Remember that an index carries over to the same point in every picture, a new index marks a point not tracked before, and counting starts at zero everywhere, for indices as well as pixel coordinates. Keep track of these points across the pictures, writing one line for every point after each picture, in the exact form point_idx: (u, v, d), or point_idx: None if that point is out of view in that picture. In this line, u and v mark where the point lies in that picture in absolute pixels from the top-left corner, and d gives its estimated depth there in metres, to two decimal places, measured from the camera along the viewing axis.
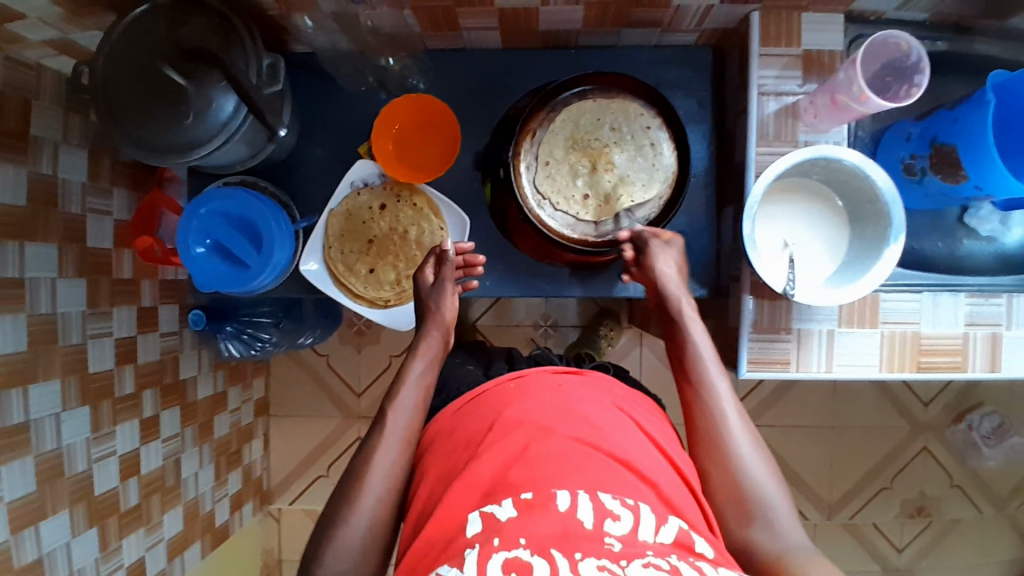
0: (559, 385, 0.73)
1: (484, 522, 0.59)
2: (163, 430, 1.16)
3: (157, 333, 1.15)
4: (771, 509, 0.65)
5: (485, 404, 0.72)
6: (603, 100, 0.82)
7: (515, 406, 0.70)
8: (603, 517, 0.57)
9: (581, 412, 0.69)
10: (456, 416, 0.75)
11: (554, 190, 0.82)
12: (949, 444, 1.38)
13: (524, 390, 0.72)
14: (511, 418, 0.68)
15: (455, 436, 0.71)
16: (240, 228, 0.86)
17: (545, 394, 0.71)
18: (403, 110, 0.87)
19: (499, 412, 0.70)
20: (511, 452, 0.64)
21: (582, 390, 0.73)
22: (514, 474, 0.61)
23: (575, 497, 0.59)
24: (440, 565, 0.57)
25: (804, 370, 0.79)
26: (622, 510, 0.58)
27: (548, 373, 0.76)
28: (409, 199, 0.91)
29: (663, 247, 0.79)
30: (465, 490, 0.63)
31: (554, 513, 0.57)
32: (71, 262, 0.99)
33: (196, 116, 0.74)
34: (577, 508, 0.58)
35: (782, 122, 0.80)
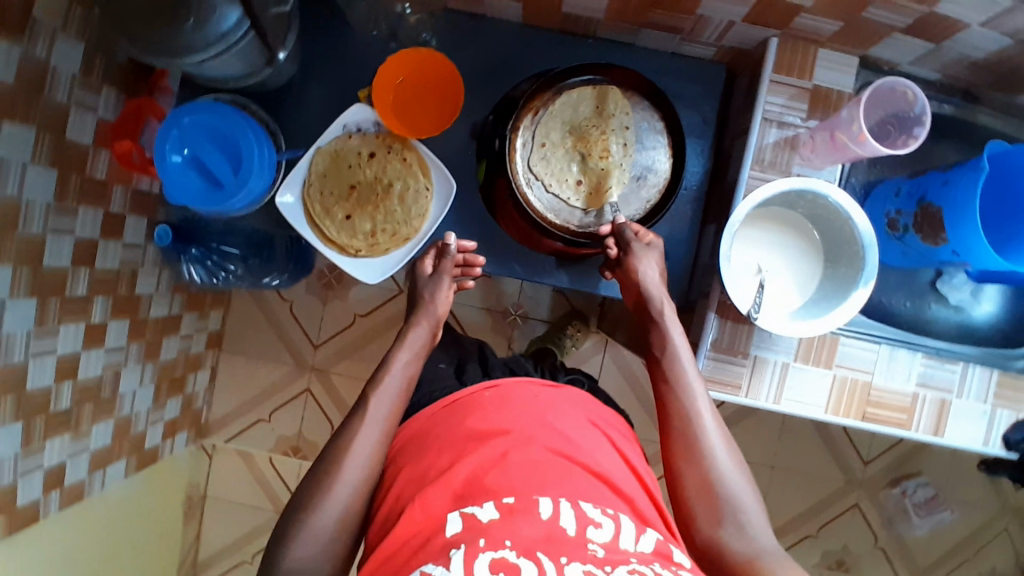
0: (536, 395, 0.76)
1: (466, 522, 0.60)
2: (108, 340, 1.13)
3: (120, 243, 1.13)
4: (743, 510, 0.66)
5: (461, 411, 0.74)
6: (604, 89, 0.81)
7: (495, 412, 0.73)
8: (585, 525, 0.60)
9: (558, 429, 0.71)
10: (432, 421, 0.76)
11: (544, 171, 0.81)
12: (881, 505, 1.39)
13: (501, 397, 0.75)
14: (490, 424, 0.71)
15: (430, 438, 0.73)
16: (221, 146, 0.84)
17: (524, 402, 0.74)
18: (407, 62, 0.85)
19: (477, 414, 0.73)
20: (490, 458, 0.66)
21: (560, 404, 0.76)
22: (493, 479, 0.63)
23: (557, 505, 0.61)
24: (423, 563, 0.57)
25: (752, 398, 0.80)
26: (602, 519, 0.61)
27: (525, 384, 0.78)
28: (399, 152, 0.89)
29: (647, 253, 0.79)
30: (442, 490, 0.64)
31: (537, 518, 0.59)
32: (46, 150, 0.96)
33: (196, 23, 0.72)
34: (559, 515, 0.60)
35: (780, 151, 0.81)
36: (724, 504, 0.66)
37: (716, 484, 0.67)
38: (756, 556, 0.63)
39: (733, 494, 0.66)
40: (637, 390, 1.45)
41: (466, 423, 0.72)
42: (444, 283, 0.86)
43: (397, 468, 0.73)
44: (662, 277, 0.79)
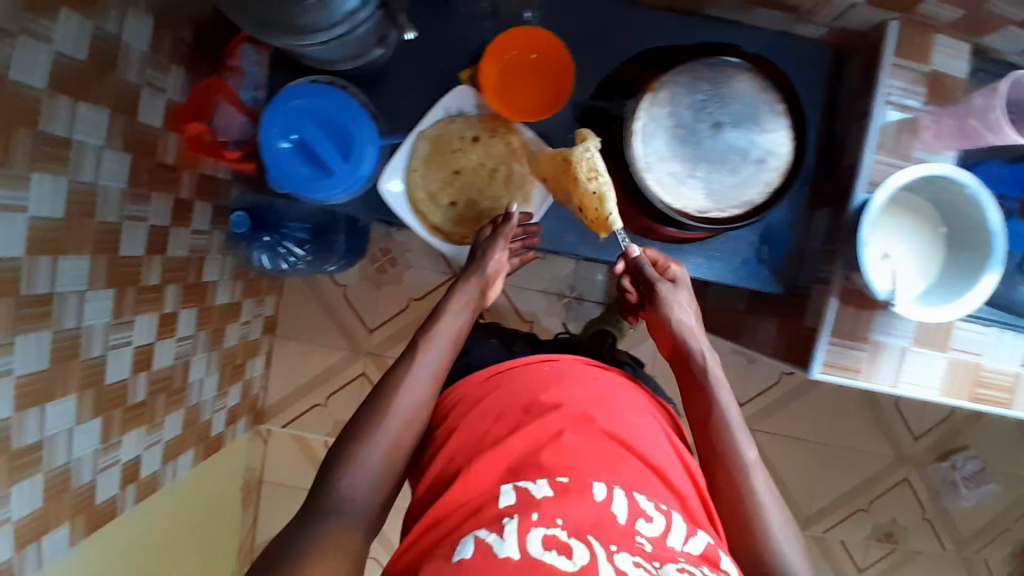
0: (595, 376, 0.79)
1: (519, 496, 0.64)
2: (180, 329, 1.11)
3: (188, 230, 1.09)
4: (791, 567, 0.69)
5: (521, 382, 0.78)
6: (725, 71, 0.79)
7: (555, 387, 0.76)
8: (636, 516, 0.62)
9: (613, 409, 0.74)
10: (486, 386, 0.80)
11: (661, 157, 0.79)
12: (929, 480, 1.43)
13: (561, 374, 0.78)
14: (554, 399, 0.73)
15: (488, 403, 0.76)
16: (326, 131, 0.81)
17: (584, 382, 0.77)
18: (525, 40, 0.82)
19: (541, 387, 0.76)
20: (547, 434, 0.69)
21: (620, 392, 0.79)
22: (549, 457, 0.67)
23: (611, 490, 0.64)
24: (476, 529, 0.61)
25: (870, 380, 0.81)
26: (654, 513, 0.63)
27: (583, 363, 0.81)
28: (503, 135, 0.87)
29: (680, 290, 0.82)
30: (496, 461, 0.68)
31: (592, 501, 0.62)
32: (120, 134, 0.92)
33: (320, 0, 0.67)
34: (613, 501, 0.63)
35: (900, 135, 0.80)
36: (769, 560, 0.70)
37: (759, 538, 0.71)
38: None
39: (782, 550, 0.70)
40: None
41: (524, 395, 0.75)
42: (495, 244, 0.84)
43: (453, 426, 0.77)
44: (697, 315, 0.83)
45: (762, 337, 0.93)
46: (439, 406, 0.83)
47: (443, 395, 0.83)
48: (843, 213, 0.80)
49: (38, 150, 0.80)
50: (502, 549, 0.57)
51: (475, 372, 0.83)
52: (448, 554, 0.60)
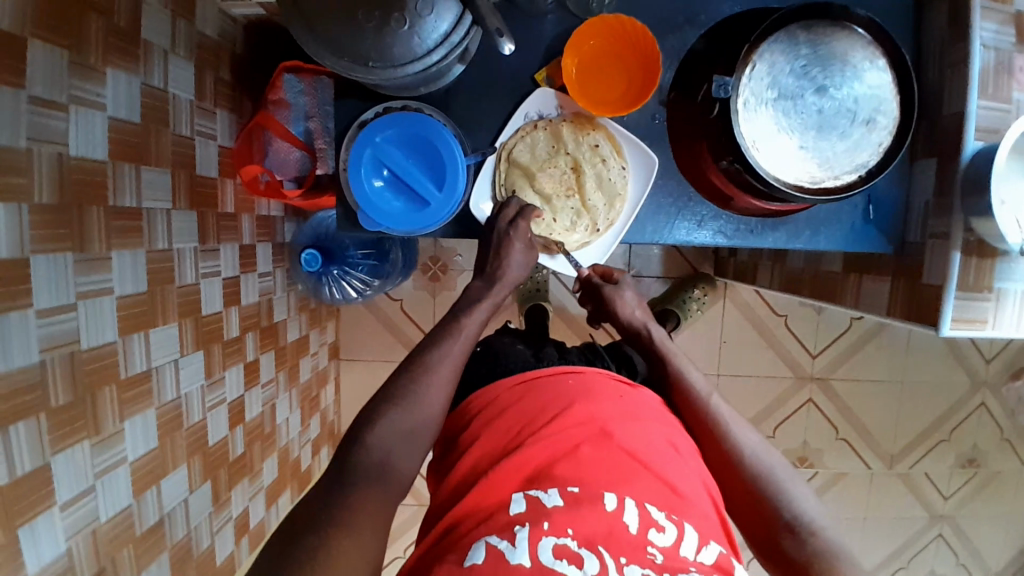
0: (621, 392, 0.75)
1: (530, 504, 0.63)
2: (262, 375, 1.12)
3: (255, 274, 1.08)
4: (800, 511, 0.68)
5: (544, 392, 0.74)
6: (824, 33, 0.76)
7: (580, 403, 0.71)
8: (647, 526, 0.61)
9: (637, 417, 0.72)
10: (514, 394, 0.76)
11: (767, 132, 0.77)
12: (1004, 400, 1.45)
13: (588, 388, 0.74)
14: (579, 414, 0.70)
15: (517, 411, 0.73)
16: (417, 160, 0.78)
17: (609, 396, 0.73)
18: (602, 30, 0.80)
19: (566, 401, 0.72)
20: (563, 447, 0.67)
21: (645, 406, 0.75)
22: (563, 469, 0.65)
23: (622, 500, 0.62)
24: (488, 534, 0.60)
25: (998, 329, 0.80)
26: (666, 522, 0.62)
27: (609, 378, 0.77)
28: (590, 133, 0.84)
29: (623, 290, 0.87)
30: (510, 473, 0.66)
31: (603, 511, 0.61)
32: (183, 192, 0.88)
33: (411, 26, 0.63)
34: (624, 510, 0.62)
35: (999, 77, 0.78)
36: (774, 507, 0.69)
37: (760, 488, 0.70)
38: (819, 557, 0.65)
39: (789, 497, 0.69)
40: (762, 331, 1.41)
41: (546, 411, 0.71)
42: (522, 245, 0.78)
43: (474, 436, 0.73)
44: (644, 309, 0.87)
45: (870, 297, 0.92)
46: (466, 410, 0.79)
47: (467, 401, 0.80)
48: (956, 163, 0.79)
49: (114, 226, 0.75)
50: (514, 557, 0.57)
51: (500, 382, 0.79)
52: (458, 558, 0.59)
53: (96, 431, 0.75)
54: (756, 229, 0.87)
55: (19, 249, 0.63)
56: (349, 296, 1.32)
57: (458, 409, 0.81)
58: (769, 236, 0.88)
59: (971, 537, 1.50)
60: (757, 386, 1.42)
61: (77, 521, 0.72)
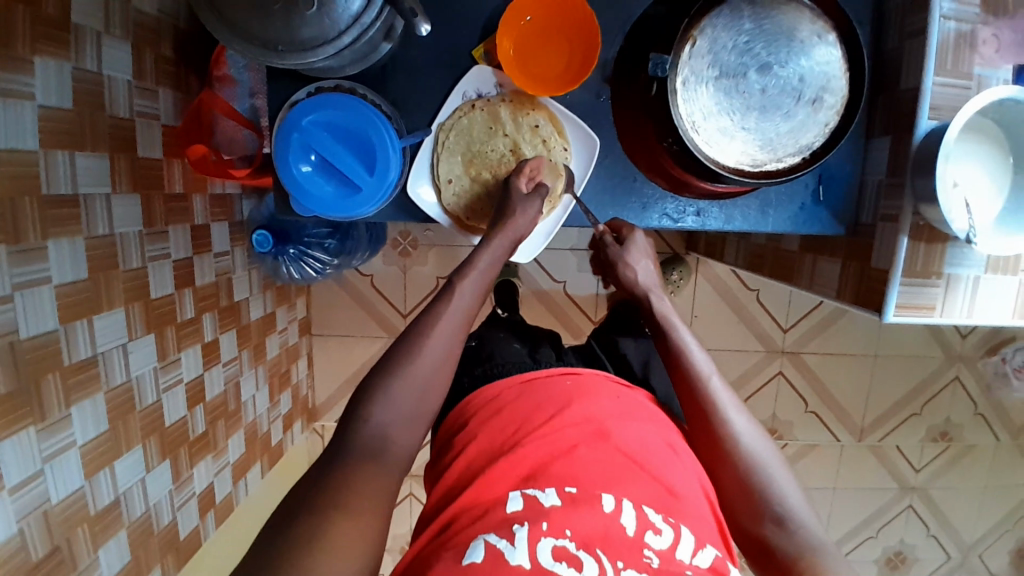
0: (617, 392, 0.74)
1: (527, 502, 0.61)
2: (223, 354, 1.13)
3: (210, 254, 1.08)
4: (787, 504, 0.66)
5: (540, 394, 0.73)
6: (770, 7, 0.72)
7: (576, 404, 0.70)
8: (644, 528, 0.59)
9: (638, 422, 0.71)
10: (510, 396, 0.74)
11: (708, 112, 0.74)
12: (979, 374, 1.45)
13: (584, 389, 0.73)
14: (574, 415, 0.69)
15: (515, 411, 0.71)
16: (348, 145, 0.76)
17: (606, 397, 0.73)
18: (539, 4, 0.77)
19: (562, 403, 0.70)
20: (559, 449, 0.66)
21: (641, 408, 0.73)
22: (560, 469, 0.63)
23: (619, 501, 0.61)
24: (486, 532, 0.58)
25: (946, 316, 0.78)
26: (663, 525, 0.60)
27: (606, 379, 0.76)
28: (531, 112, 0.82)
29: (633, 248, 0.81)
30: (509, 470, 0.64)
31: (601, 511, 0.59)
32: (124, 176, 0.87)
33: (320, 7, 0.61)
34: (621, 511, 0.60)
35: (960, 50, 0.74)
36: (761, 497, 0.66)
37: (747, 478, 0.68)
38: (801, 551, 0.63)
39: (776, 488, 0.67)
40: (734, 305, 1.39)
41: (541, 412, 0.70)
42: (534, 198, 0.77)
43: (470, 435, 0.71)
44: (652, 274, 0.81)
45: (824, 278, 0.89)
46: (457, 417, 0.78)
47: (463, 403, 0.78)
48: (909, 143, 0.75)
49: (49, 217, 0.74)
50: (513, 555, 0.55)
51: (502, 380, 0.78)
52: (455, 556, 0.56)
53: (41, 418, 0.75)
54: (704, 211, 0.85)
55: None
56: (309, 275, 1.31)
57: (454, 412, 0.79)
58: (716, 216, 0.85)
59: (943, 508, 1.51)
60: (728, 361, 1.41)
61: (29, 502, 0.74)
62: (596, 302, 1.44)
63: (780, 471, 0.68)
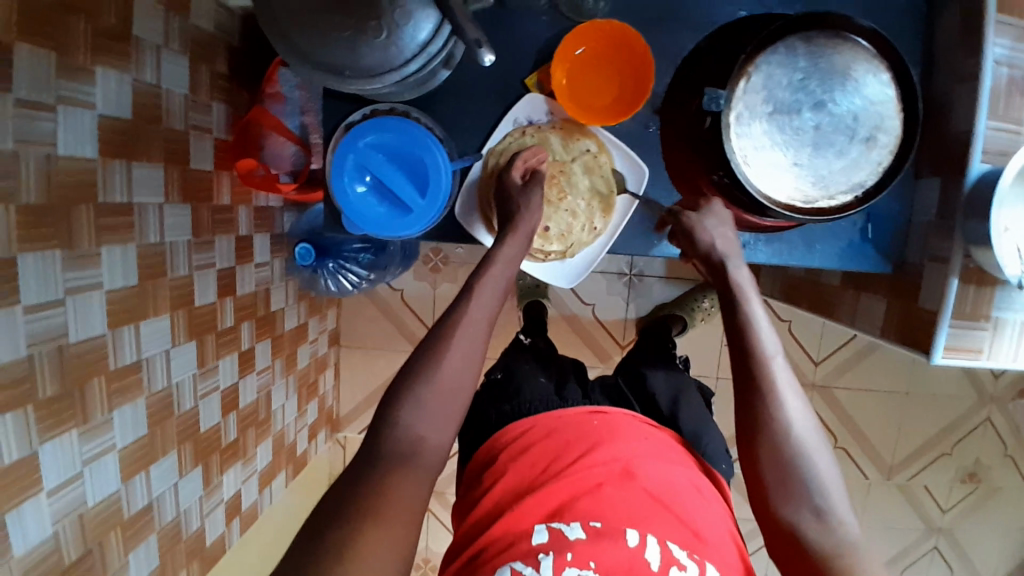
0: (646, 432, 0.75)
1: (552, 535, 0.61)
2: (257, 363, 1.14)
3: (251, 264, 1.09)
4: (831, 500, 0.63)
5: (568, 432, 0.73)
6: (826, 46, 0.73)
7: (604, 446, 0.70)
8: (669, 564, 0.59)
9: (667, 464, 0.70)
10: (540, 433, 0.74)
11: (761, 146, 0.74)
12: (1011, 415, 1.42)
13: (612, 429, 0.73)
14: (602, 455, 0.69)
15: (547, 446, 0.72)
16: (401, 166, 0.78)
17: (635, 439, 0.72)
18: (593, 36, 0.78)
19: (591, 443, 0.71)
20: (586, 485, 0.66)
21: (669, 449, 0.73)
22: (586, 504, 0.63)
23: (643, 536, 0.61)
24: (511, 560, 0.60)
25: (994, 360, 0.77)
26: (688, 561, 0.60)
27: (633, 419, 0.76)
28: (579, 141, 0.83)
29: (712, 215, 0.76)
30: (536, 502, 0.65)
31: (625, 546, 0.59)
32: (176, 186, 0.88)
33: (389, 34, 0.62)
34: (646, 546, 0.60)
35: (1013, 95, 0.74)
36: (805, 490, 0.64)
37: (797, 473, 0.64)
38: (831, 552, 0.62)
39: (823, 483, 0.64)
40: None
41: (571, 449, 0.70)
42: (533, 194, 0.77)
43: (500, 471, 0.72)
44: (727, 240, 0.74)
45: (867, 316, 0.89)
46: (489, 448, 0.77)
47: (494, 437, 0.78)
48: (960, 185, 0.75)
49: (104, 223, 0.76)
50: None
51: (522, 420, 0.78)
52: None
53: (84, 421, 0.76)
54: (751, 244, 0.85)
55: (7, 248, 0.63)
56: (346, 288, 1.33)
57: (486, 444, 0.79)
58: (762, 250, 0.85)
59: (970, 552, 1.48)
60: None
61: (66, 506, 0.74)
62: (625, 325, 1.44)
63: (827, 463, 0.65)
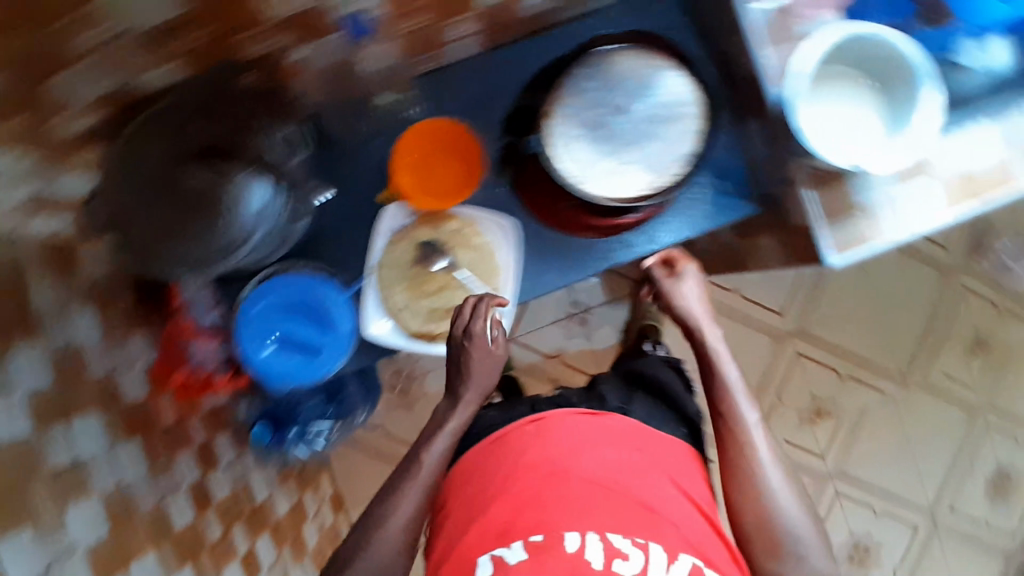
0: (579, 425, 0.80)
1: (496, 564, 0.69)
2: (263, 560, 1.13)
3: (220, 468, 1.11)
4: (799, 534, 0.73)
5: (507, 448, 0.79)
6: (604, 61, 0.82)
7: (539, 449, 0.77)
8: (611, 559, 0.67)
9: (607, 454, 0.77)
10: (485, 456, 0.81)
11: (588, 161, 0.82)
12: (983, 275, 1.44)
13: (544, 428, 0.79)
14: (534, 458, 0.76)
15: (491, 468, 0.78)
16: (299, 316, 0.82)
17: (566, 431, 0.79)
18: (419, 138, 0.86)
19: (529, 455, 0.77)
20: (529, 495, 0.73)
21: (609, 431, 0.80)
22: (528, 518, 0.71)
23: (583, 539, 0.69)
24: None
25: (884, 238, 0.80)
26: (630, 550, 0.68)
27: (569, 416, 0.81)
28: (446, 225, 0.88)
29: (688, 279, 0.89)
30: (484, 532, 0.72)
31: (564, 555, 0.67)
32: (117, 426, 0.90)
33: (231, 210, 0.69)
34: (585, 548, 0.68)
35: (783, 24, 0.78)
36: (780, 532, 0.73)
37: (768, 521, 0.74)
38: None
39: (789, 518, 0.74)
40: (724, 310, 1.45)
41: (516, 464, 0.76)
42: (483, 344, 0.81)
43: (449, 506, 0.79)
44: (702, 302, 0.88)
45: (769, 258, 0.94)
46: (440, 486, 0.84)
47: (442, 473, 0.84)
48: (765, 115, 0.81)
49: (60, 490, 0.77)
50: None
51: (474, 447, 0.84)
52: None
53: None
54: (632, 241, 0.92)
55: None
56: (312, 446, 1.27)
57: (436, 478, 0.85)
58: (643, 240, 0.92)
59: (1018, 413, 1.48)
60: (746, 364, 1.40)
61: None
62: (597, 360, 1.47)
63: (789, 501, 0.75)
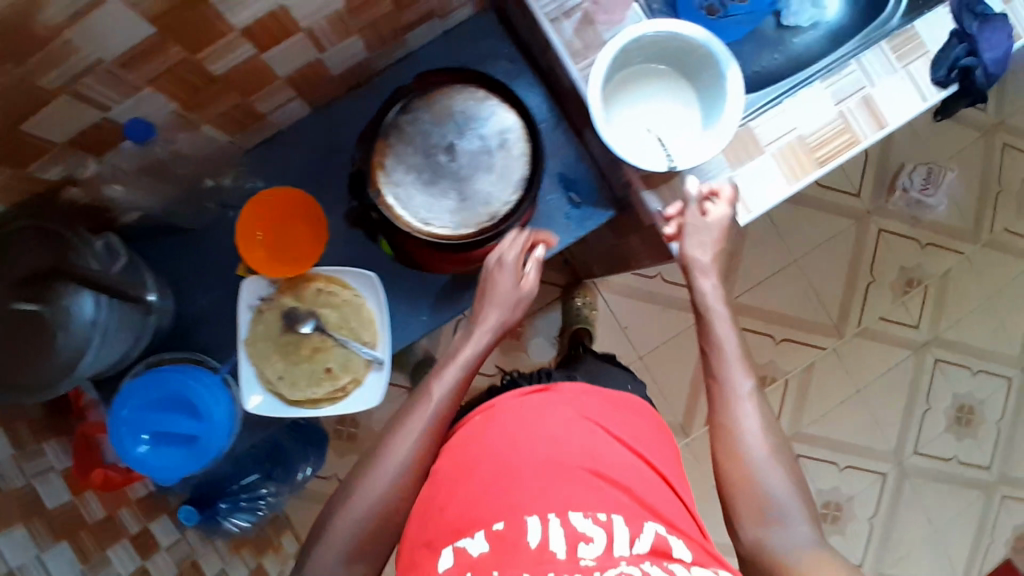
0: (531, 405, 0.71)
1: (457, 556, 0.58)
2: None
3: (163, 549, 1.05)
4: (781, 500, 0.65)
5: (461, 443, 0.70)
6: (425, 102, 0.86)
7: (490, 439, 0.68)
8: (576, 542, 0.56)
9: (559, 438, 0.67)
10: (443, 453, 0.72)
11: (429, 202, 0.84)
12: (898, 213, 1.44)
13: (497, 416, 0.71)
14: (494, 444, 0.67)
15: (448, 466, 0.68)
16: (171, 408, 0.83)
17: (513, 418, 0.70)
18: (260, 210, 0.85)
19: (475, 454, 0.67)
20: (487, 483, 0.63)
21: (555, 406, 0.71)
22: (484, 508, 0.61)
23: (546, 523, 0.58)
24: None
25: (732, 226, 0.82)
26: (594, 530, 0.58)
27: (516, 397, 0.73)
28: (308, 286, 0.88)
29: (702, 231, 0.76)
30: (441, 527, 0.62)
31: (526, 546, 0.56)
32: (45, 531, 0.83)
33: (62, 331, 0.69)
34: (548, 536, 0.57)
35: (584, 33, 0.82)
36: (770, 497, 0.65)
37: (756, 488, 0.66)
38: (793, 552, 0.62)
39: (774, 484, 0.65)
40: (649, 297, 1.48)
41: (472, 455, 0.67)
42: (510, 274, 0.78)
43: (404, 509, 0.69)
44: (712, 260, 0.76)
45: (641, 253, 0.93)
46: None
47: None
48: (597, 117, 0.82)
49: None
50: None
51: None
52: None
53: None
54: None
55: None
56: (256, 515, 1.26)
57: None
58: None
59: (963, 341, 1.48)
60: None
61: None
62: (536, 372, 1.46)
63: (774, 466, 0.67)
